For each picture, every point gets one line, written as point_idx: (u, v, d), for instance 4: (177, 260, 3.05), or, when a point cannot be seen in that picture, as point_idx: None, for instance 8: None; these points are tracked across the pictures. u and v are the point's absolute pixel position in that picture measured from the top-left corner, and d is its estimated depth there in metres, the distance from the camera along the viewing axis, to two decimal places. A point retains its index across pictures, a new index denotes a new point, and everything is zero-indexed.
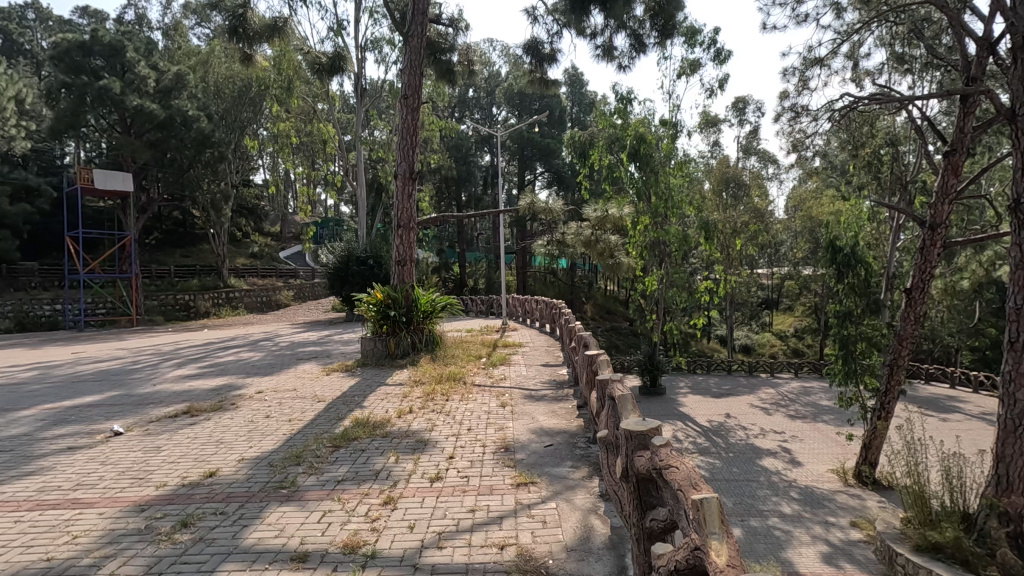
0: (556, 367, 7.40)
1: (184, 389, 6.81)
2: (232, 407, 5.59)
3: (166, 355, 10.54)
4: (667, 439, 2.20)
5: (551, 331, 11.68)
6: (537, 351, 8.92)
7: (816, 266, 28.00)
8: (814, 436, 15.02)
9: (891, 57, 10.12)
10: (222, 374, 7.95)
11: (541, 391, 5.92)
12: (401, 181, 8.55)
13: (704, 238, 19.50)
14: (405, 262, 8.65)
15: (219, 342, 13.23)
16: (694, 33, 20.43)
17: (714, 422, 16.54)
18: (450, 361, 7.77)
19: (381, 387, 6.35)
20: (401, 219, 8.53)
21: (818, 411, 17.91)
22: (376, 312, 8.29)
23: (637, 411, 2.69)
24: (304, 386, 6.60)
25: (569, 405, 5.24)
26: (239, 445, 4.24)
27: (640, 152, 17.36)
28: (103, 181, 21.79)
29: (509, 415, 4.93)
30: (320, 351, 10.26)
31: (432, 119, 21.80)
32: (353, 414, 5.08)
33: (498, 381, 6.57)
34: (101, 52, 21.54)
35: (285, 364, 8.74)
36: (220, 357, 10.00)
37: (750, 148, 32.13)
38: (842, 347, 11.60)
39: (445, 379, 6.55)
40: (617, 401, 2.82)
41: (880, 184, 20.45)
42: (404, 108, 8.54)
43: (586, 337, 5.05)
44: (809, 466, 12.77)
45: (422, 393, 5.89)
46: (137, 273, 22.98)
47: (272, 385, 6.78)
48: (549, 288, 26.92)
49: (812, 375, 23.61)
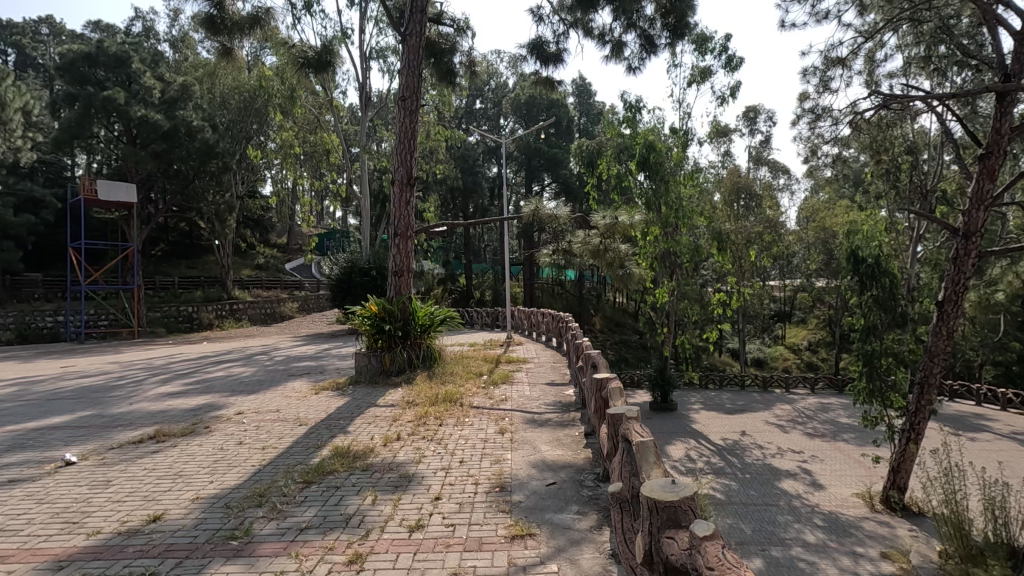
0: (562, 386, 6.84)
1: (161, 409, 6.31)
2: (204, 432, 5.08)
3: (155, 370, 10.06)
4: (716, 529, 1.67)
5: (558, 345, 11.15)
6: (542, 368, 8.38)
7: (832, 278, 27.26)
8: (835, 456, 14.27)
9: (917, 58, 9.60)
10: (206, 391, 7.45)
11: (545, 415, 5.36)
12: (399, 187, 8.11)
13: (716, 248, 18.93)
14: (402, 273, 8.16)
15: (215, 356, 12.78)
16: (704, 40, 20.19)
17: (728, 440, 15.83)
18: (448, 379, 7.24)
19: (371, 409, 5.83)
20: (398, 226, 8.06)
21: (838, 429, 17.13)
22: (370, 325, 7.78)
23: (663, 470, 2.17)
24: (289, 407, 6.09)
25: (575, 433, 4.68)
26: (198, 480, 3.73)
27: (649, 160, 16.99)
28: (107, 192, 21.51)
29: (508, 444, 4.39)
30: (314, 366, 9.75)
31: (438, 128, 21.47)
32: (333, 441, 4.55)
33: (498, 402, 6.04)
34: (106, 63, 21.52)
35: (274, 381, 8.23)
36: (211, 372, 9.53)
37: (760, 158, 31.63)
38: (866, 363, 11.01)
39: (440, 400, 6.02)
40: (639, 456, 2.29)
41: (898, 193, 19.83)
42: (401, 111, 8.13)
43: (593, 355, 4.52)
44: (831, 489, 12.04)
45: (414, 416, 5.36)
46: (139, 284, 22.77)
47: (255, 405, 6.26)
48: (557, 299, 26.36)
49: (829, 391, 22.79)
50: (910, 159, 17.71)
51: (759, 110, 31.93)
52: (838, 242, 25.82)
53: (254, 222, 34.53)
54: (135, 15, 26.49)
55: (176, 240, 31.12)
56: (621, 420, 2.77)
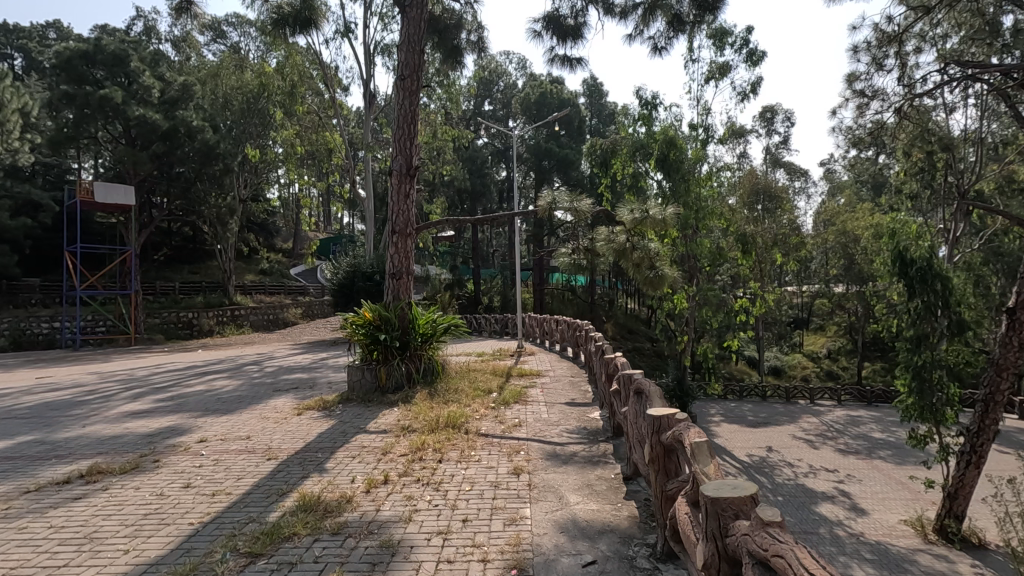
0: (584, 408, 5.82)
1: (114, 434, 5.36)
2: (150, 468, 4.11)
3: (131, 384, 9.11)
4: None
5: (574, 356, 10.16)
6: (559, 383, 7.35)
7: (856, 284, 26.05)
8: (873, 476, 13.13)
9: (980, 32, 8.57)
10: (177, 410, 6.52)
11: (568, 448, 4.37)
12: (397, 178, 7.19)
13: (739, 251, 17.86)
14: (401, 275, 7.20)
15: (203, 366, 11.83)
16: (723, 33, 19.28)
17: (754, 457, 14.72)
18: (451, 397, 6.27)
19: (359, 437, 4.86)
20: (397, 222, 7.13)
21: (872, 445, 15.95)
22: (363, 335, 6.86)
23: None
24: (263, 434, 5.14)
25: (609, 475, 3.69)
26: (110, 549, 2.77)
27: (668, 159, 16.14)
28: (104, 193, 20.79)
29: (526, 493, 3.40)
30: (305, 379, 8.81)
31: (445, 129, 20.59)
32: (303, 486, 3.58)
33: (511, 428, 5.05)
34: (104, 61, 20.89)
35: (258, 397, 7.30)
36: (191, 386, 8.62)
37: (777, 160, 30.47)
38: (916, 376, 9.98)
39: (441, 425, 5.06)
40: None
41: (932, 192, 18.73)
42: (400, 93, 7.20)
43: (636, 376, 3.46)
44: (875, 515, 10.88)
45: (409, 449, 4.36)
46: (137, 289, 22.06)
47: (224, 430, 5.30)
48: (567, 306, 25.33)
49: (856, 402, 21.49)
50: (947, 157, 16.58)
51: (777, 111, 30.86)
52: (862, 246, 24.66)
53: (258, 226, 33.96)
54: (136, 14, 25.88)
55: (179, 244, 30.53)
56: (741, 512, 1.77)
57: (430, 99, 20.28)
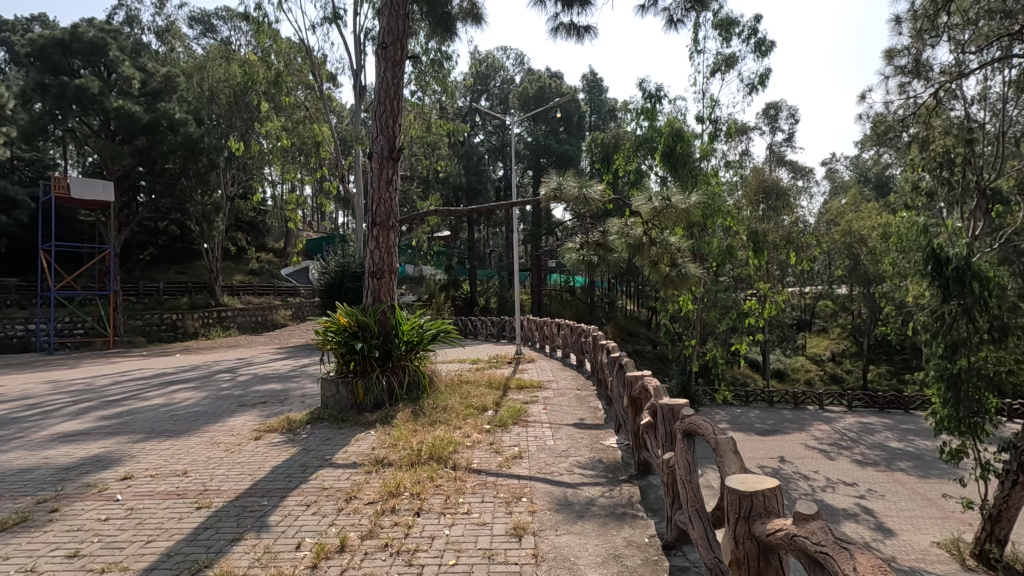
0: (597, 431, 4.92)
1: (24, 467, 4.37)
2: (40, 522, 3.16)
3: (84, 396, 8.10)
4: None
5: (578, 365, 9.28)
6: (564, 399, 6.45)
7: (862, 285, 25.26)
8: (897, 491, 12.25)
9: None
10: (119, 431, 5.55)
11: (583, 492, 3.47)
12: (377, 162, 6.24)
13: (749, 251, 16.97)
14: (382, 274, 6.25)
15: (172, 374, 10.84)
16: (729, 24, 18.46)
17: (768, 469, 13.79)
18: (439, 417, 5.36)
19: (321, 473, 3.93)
20: (378, 214, 6.23)
21: (890, 455, 15.09)
22: (337, 342, 5.91)
23: None
24: (207, 467, 4.18)
25: (643, 541, 2.77)
26: None
27: (675, 152, 15.23)
28: (81, 189, 19.69)
29: (531, 570, 2.48)
30: (278, 391, 7.83)
31: (441, 122, 19.59)
32: (228, 559, 2.63)
33: (512, 460, 4.14)
34: (80, 50, 19.82)
35: (219, 414, 6.34)
36: (149, 399, 7.62)
37: (781, 158, 29.63)
38: (951, 387, 8.69)
39: (425, 457, 4.15)
40: None
41: (950, 188, 17.90)
42: (381, 64, 6.28)
43: (689, 414, 2.47)
44: (904, 536, 9.92)
45: (378, 495, 3.42)
46: (116, 290, 21.02)
47: (159, 462, 4.34)
48: (566, 307, 24.41)
49: (867, 408, 20.59)
50: (968, 152, 15.73)
51: (781, 108, 30.03)
52: (870, 246, 23.85)
53: (247, 224, 32.98)
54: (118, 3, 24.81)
55: (165, 244, 29.52)
56: None
57: (424, 92, 19.33)
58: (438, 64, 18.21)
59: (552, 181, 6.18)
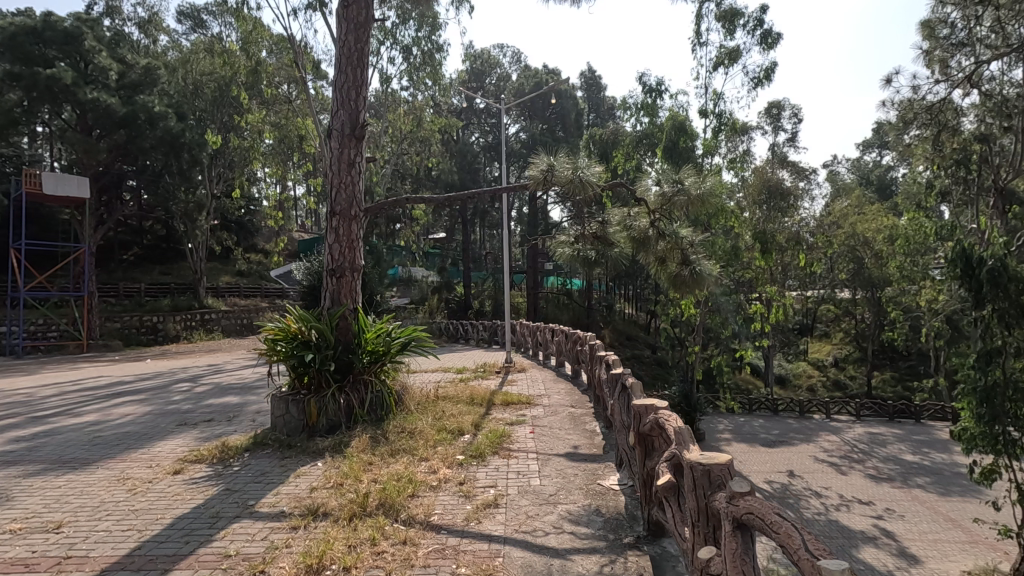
0: (594, 466, 4.00)
1: None
2: None
3: (13, 410, 7.13)
4: None
5: (573, 376, 8.38)
6: (556, 419, 5.53)
7: (866, 290, 24.31)
8: (917, 511, 11.31)
9: None
10: (18, 460, 4.60)
11: (575, 567, 2.55)
12: (338, 140, 5.33)
13: (755, 252, 16.13)
14: (343, 273, 5.33)
15: (129, 382, 9.85)
16: (733, 15, 17.62)
17: (777, 485, 12.86)
18: (403, 444, 4.44)
19: (232, 530, 2.99)
20: (338, 201, 5.32)
21: (906, 469, 14.18)
22: (286, 352, 4.99)
23: None
24: (89, 519, 3.21)
25: None
26: None
27: (677, 146, 14.26)
28: (54, 185, 18.64)
29: None
30: (233, 406, 6.88)
31: (433, 117, 18.62)
32: None
33: (485, 509, 3.20)
34: (54, 39, 18.80)
35: (152, 435, 5.39)
36: (82, 415, 6.66)
37: (784, 158, 28.77)
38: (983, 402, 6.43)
39: (372, 505, 3.22)
40: None
41: (967, 188, 16.97)
42: (343, 25, 5.39)
43: (748, 498, 1.61)
44: (931, 564, 8.95)
45: (293, 571, 2.49)
46: (92, 291, 20.02)
47: (36, 509, 3.39)
48: (562, 311, 23.43)
49: (876, 418, 19.65)
50: (986, 150, 14.86)
51: (784, 108, 29.17)
52: (877, 249, 22.99)
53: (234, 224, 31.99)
54: None
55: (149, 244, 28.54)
56: None
57: (415, 88, 18.23)
58: (430, 56, 17.31)
59: (540, 162, 5.26)
